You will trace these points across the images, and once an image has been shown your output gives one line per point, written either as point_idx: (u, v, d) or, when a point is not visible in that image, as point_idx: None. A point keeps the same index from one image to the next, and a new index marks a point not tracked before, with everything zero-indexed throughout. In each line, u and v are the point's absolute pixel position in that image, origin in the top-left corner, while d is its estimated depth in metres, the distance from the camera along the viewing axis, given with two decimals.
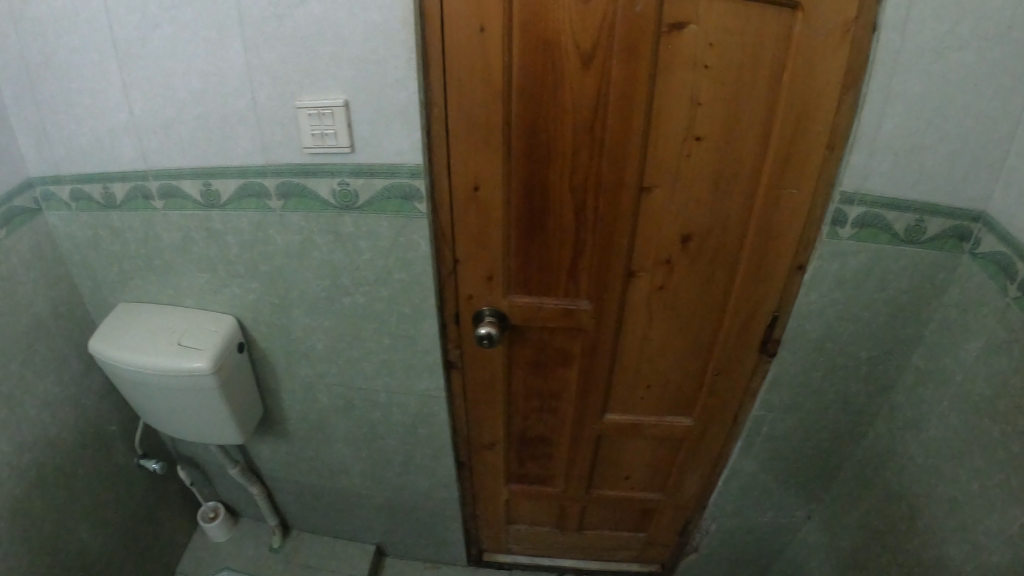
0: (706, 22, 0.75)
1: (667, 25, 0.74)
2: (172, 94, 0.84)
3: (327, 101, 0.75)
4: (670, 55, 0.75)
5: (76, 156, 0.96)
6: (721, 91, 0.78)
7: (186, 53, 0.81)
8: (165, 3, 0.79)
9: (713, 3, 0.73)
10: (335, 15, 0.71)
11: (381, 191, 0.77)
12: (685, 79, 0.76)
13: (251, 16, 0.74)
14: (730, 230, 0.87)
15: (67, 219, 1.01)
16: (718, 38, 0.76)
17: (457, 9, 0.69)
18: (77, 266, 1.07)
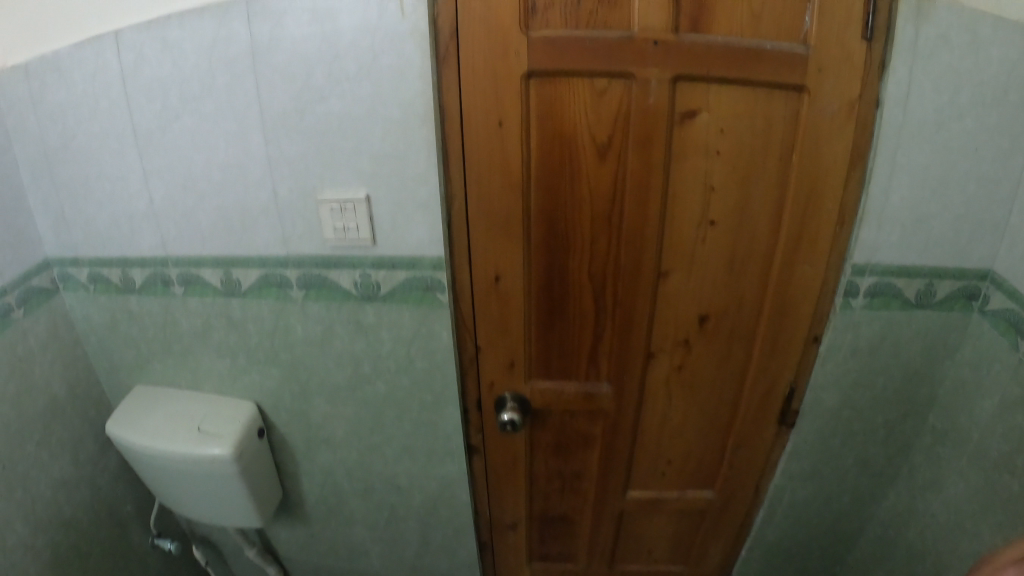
0: (716, 111, 0.77)
1: (679, 115, 0.76)
2: (193, 184, 0.86)
3: (349, 196, 0.77)
4: (683, 143, 0.77)
5: (94, 240, 0.97)
6: (734, 176, 0.80)
7: (208, 144, 0.83)
8: (187, 95, 0.82)
9: (722, 92, 0.76)
10: (356, 108, 0.73)
11: (404, 283, 0.79)
12: (699, 166, 0.78)
13: (276, 111, 0.77)
14: (746, 306, 0.88)
15: (85, 300, 1.02)
16: (729, 125, 0.78)
17: (477, 109, 0.71)
18: (93, 345, 1.07)
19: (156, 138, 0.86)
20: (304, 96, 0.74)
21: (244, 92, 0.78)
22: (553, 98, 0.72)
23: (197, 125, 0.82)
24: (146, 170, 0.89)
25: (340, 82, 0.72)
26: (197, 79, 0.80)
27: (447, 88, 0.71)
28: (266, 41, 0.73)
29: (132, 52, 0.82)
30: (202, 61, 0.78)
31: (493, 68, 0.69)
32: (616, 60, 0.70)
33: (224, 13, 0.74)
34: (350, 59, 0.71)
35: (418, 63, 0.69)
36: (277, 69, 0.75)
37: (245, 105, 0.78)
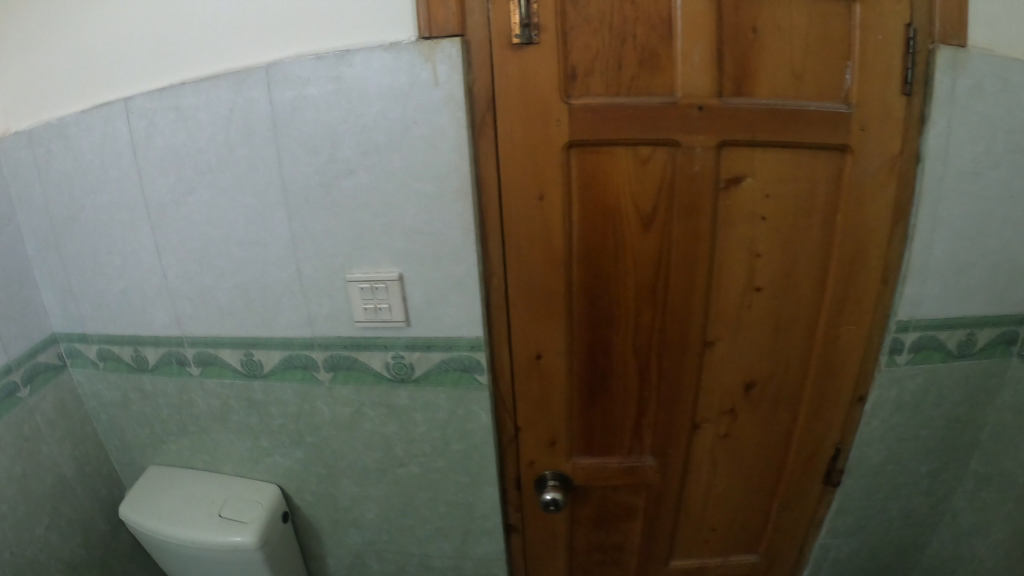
0: (762, 175, 0.74)
1: (725, 181, 0.72)
2: (210, 259, 0.81)
3: (379, 275, 0.71)
4: (728, 209, 0.74)
5: (103, 315, 0.93)
6: (779, 240, 0.77)
7: (224, 218, 0.78)
8: (203, 167, 0.77)
9: (767, 156, 0.73)
10: (387, 184, 0.68)
11: (439, 364, 0.75)
12: (744, 232, 0.75)
13: (297, 185, 0.72)
14: (792, 370, 0.85)
15: (94, 377, 0.98)
16: (775, 189, 0.75)
17: (517, 183, 0.67)
18: (104, 422, 1.02)
19: (170, 212, 0.82)
20: (330, 169, 0.69)
21: (265, 164, 0.73)
22: (595, 170, 0.68)
23: (215, 200, 0.77)
24: (160, 246, 0.84)
25: (370, 155, 0.67)
26: (213, 151, 0.75)
27: (484, 161, 0.66)
28: (288, 112, 0.69)
29: (143, 122, 0.77)
30: (219, 132, 0.74)
31: (533, 140, 0.65)
32: (660, 128, 0.67)
33: (242, 81, 0.70)
34: (379, 128, 0.66)
35: (453, 133, 0.65)
36: (298, 140, 0.70)
37: (265, 178, 0.73)
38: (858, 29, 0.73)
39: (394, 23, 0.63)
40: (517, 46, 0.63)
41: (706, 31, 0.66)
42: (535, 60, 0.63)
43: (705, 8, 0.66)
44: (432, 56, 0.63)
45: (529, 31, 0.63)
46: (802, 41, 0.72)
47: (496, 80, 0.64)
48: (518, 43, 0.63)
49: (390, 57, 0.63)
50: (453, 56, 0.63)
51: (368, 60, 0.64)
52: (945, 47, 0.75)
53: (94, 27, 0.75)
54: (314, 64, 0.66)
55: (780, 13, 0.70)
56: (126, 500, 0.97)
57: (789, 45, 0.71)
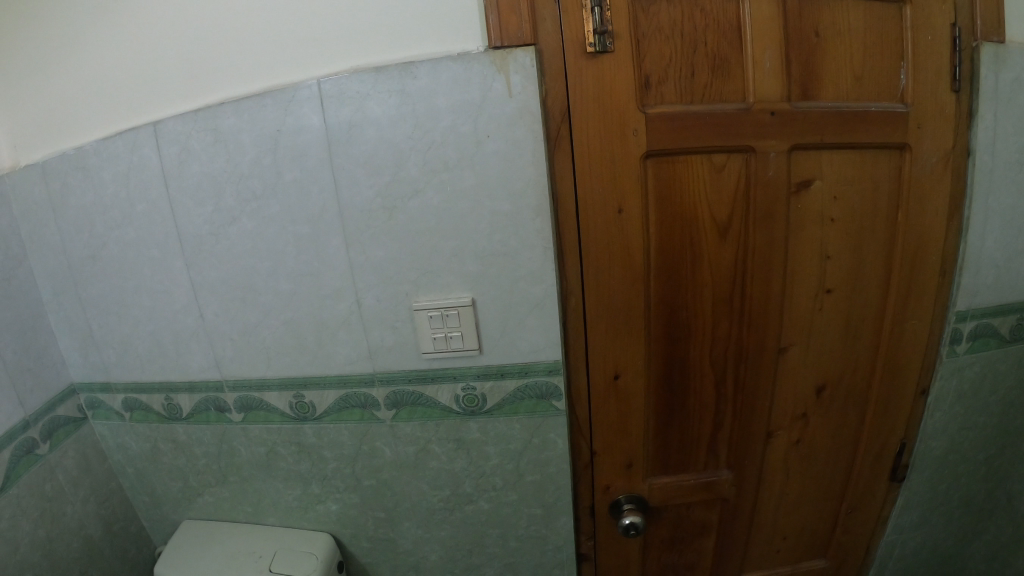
0: (829, 178, 0.73)
1: (795, 185, 0.71)
2: (253, 295, 0.75)
3: (449, 301, 0.66)
4: (798, 214, 0.73)
5: (131, 361, 0.87)
6: (848, 241, 0.76)
7: (268, 250, 0.72)
8: (244, 196, 0.71)
9: (834, 158, 0.72)
10: (458, 204, 0.64)
11: (513, 392, 0.71)
12: (815, 235, 0.74)
13: (354, 212, 0.66)
14: (860, 370, 0.83)
15: (120, 429, 0.92)
16: (842, 191, 0.74)
17: (595, 198, 0.64)
18: (133, 477, 0.96)
19: (207, 246, 0.76)
20: (393, 191, 0.64)
21: (319, 187, 0.66)
22: (670, 181, 0.66)
23: (261, 230, 0.71)
24: (195, 285, 0.78)
25: (438, 174, 0.63)
26: (258, 176, 0.69)
27: (560, 178, 0.63)
28: (345, 132, 0.63)
29: (176, 150, 0.72)
30: (266, 156, 0.68)
31: (610, 154, 0.63)
32: (735, 135, 0.66)
33: (290, 99, 0.64)
34: (449, 143, 0.62)
35: (529, 148, 0.61)
36: (358, 161, 0.64)
37: (319, 204, 0.67)
38: (914, 26, 0.72)
39: (461, 32, 0.59)
40: (592, 54, 0.61)
41: (775, 36, 0.65)
42: (611, 69, 0.61)
43: (774, 14, 0.65)
44: (505, 66, 0.59)
45: (603, 39, 0.60)
46: (861, 43, 0.71)
47: (571, 92, 0.61)
48: (593, 50, 0.60)
49: (459, 69, 0.60)
50: (527, 66, 0.59)
51: (434, 71, 0.60)
52: (987, 44, 0.74)
53: (120, 49, 0.70)
54: (374, 78, 0.61)
55: (840, 16, 0.70)
56: (157, 565, 0.89)
57: (848, 45, 0.71)
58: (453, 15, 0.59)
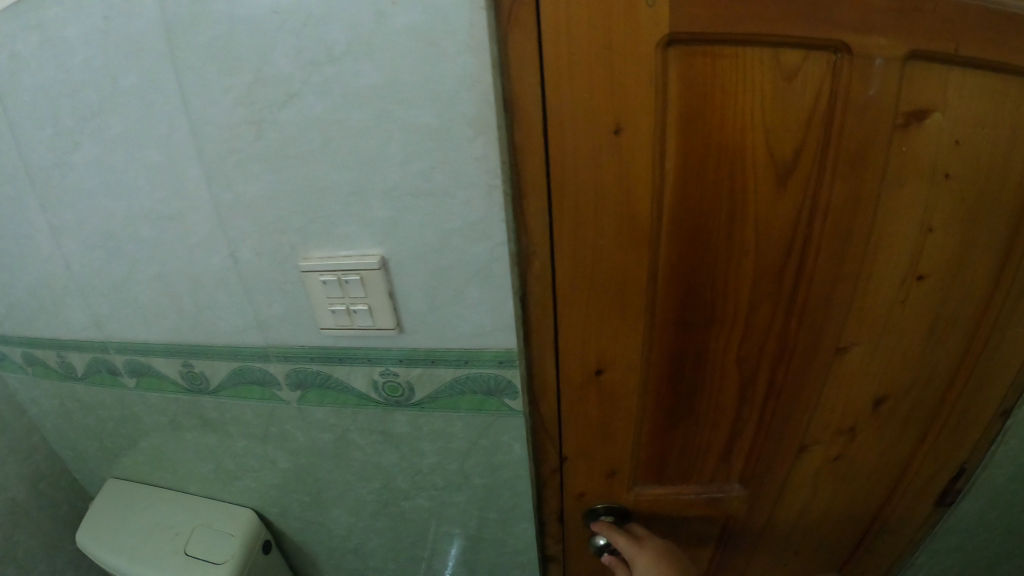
0: (960, 108, 0.46)
1: (903, 116, 0.46)
2: (118, 244, 0.56)
3: (348, 261, 0.46)
4: (899, 159, 0.48)
5: (18, 314, 0.70)
6: (964, 208, 0.50)
7: (120, 186, 0.52)
8: (82, 113, 0.50)
9: (968, 79, 0.45)
10: (353, 115, 0.41)
11: (449, 385, 0.52)
12: (917, 194, 0.49)
13: (210, 135, 0.45)
14: (936, 382, 0.60)
15: (29, 385, 0.78)
16: (975, 130, 0.47)
17: (579, 113, 0.40)
18: (52, 431, 0.83)
19: (57, 180, 0.55)
20: (257, 98, 0.42)
21: (162, 98, 0.45)
22: (705, 93, 0.42)
23: (108, 160, 0.51)
24: (55, 232, 0.59)
25: (320, 69, 0.40)
26: (93, 85, 0.47)
27: (518, 76, 0.39)
28: (184, 7, 0.40)
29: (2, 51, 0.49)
30: (97, 57, 0.46)
31: (607, 41, 0.38)
32: (826, 21, 0.40)
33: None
34: (336, 19, 0.38)
35: (467, 25, 0.37)
36: (201, 52, 0.42)
37: (166, 126, 0.47)
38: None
39: None
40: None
41: None
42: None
43: None
44: None
45: None
46: None
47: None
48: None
49: None
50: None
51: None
52: None
53: None
54: None
55: None
56: (80, 527, 0.81)
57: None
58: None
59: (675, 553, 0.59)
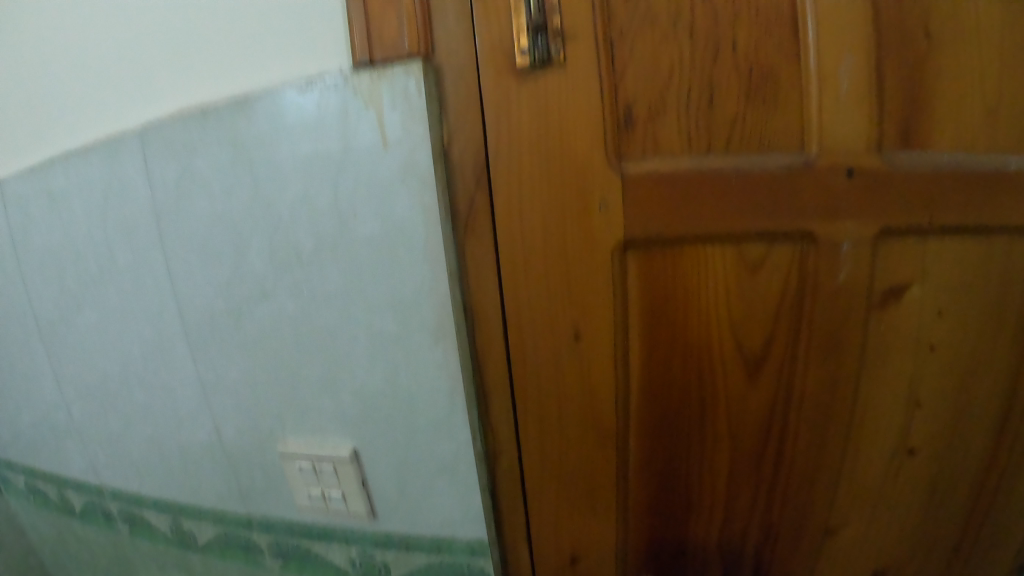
0: (935, 286, 0.54)
1: (879, 297, 0.53)
2: (113, 400, 0.61)
3: (324, 454, 0.49)
4: (882, 334, 0.54)
5: (23, 444, 0.75)
6: (949, 377, 0.56)
7: (112, 348, 0.59)
8: (84, 278, 0.58)
9: (938, 265, 0.53)
10: (323, 313, 0.46)
11: (424, 568, 0.51)
12: (904, 364, 0.55)
13: (191, 317, 0.51)
14: (938, 545, 0.61)
15: (30, 511, 0.80)
16: (949, 306, 0.54)
17: (535, 318, 0.43)
18: (49, 557, 0.84)
19: (61, 336, 0.63)
20: (236, 294, 0.48)
21: (152, 275, 0.53)
22: (670, 294, 0.45)
23: (105, 325, 0.58)
24: (58, 376, 0.66)
25: (291, 271, 0.46)
26: (95, 258, 0.57)
27: (478, 289, 0.43)
28: (173, 202, 0.50)
29: (19, 211, 0.62)
30: (99, 231, 0.56)
31: (563, 253, 0.43)
32: (789, 214, 0.45)
33: (114, 153, 0.53)
34: (301, 227, 0.45)
35: (422, 241, 0.43)
36: (189, 244, 0.49)
37: (154, 303, 0.53)
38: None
39: (317, 50, 0.43)
40: (525, 69, 0.41)
41: (861, 39, 0.46)
42: (557, 89, 0.41)
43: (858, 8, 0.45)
44: (376, 96, 0.42)
45: (544, 49, 0.41)
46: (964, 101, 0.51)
47: (489, 128, 0.42)
48: (525, 64, 0.41)
49: (310, 101, 0.43)
50: (409, 93, 0.41)
51: (275, 109, 0.45)
52: None
53: None
54: (202, 124, 0.48)
55: (940, 55, 0.51)
56: None
57: (925, 72, 0.50)
58: (310, 26, 0.43)
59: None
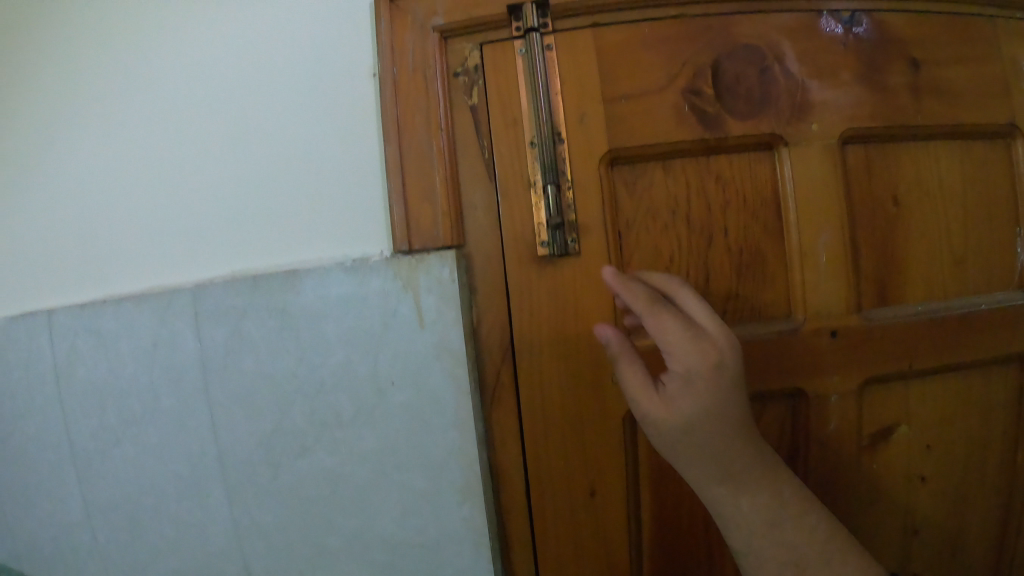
0: (920, 420, 0.59)
1: (869, 436, 0.58)
2: (141, 529, 0.64)
3: None
4: (878, 470, 0.58)
5: (39, 561, 0.76)
6: (943, 504, 0.60)
7: (146, 480, 0.63)
8: (125, 414, 0.63)
9: (920, 400, 0.59)
10: (359, 468, 0.51)
11: None
12: (900, 495, 0.59)
13: (232, 461, 0.56)
14: None
15: None
16: (935, 436, 0.59)
17: (553, 472, 0.50)
18: None
19: (95, 463, 0.67)
20: (278, 445, 0.53)
21: (196, 420, 0.57)
22: None
23: (142, 458, 0.62)
24: (85, 500, 0.68)
25: (330, 429, 0.51)
26: (137, 398, 0.61)
27: (502, 446, 0.49)
28: (220, 358, 0.55)
29: (65, 345, 0.66)
30: (143, 374, 0.60)
31: (578, 414, 0.49)
32: (778, 374, 0.53)
33: (162, 307, 0.58)
34: (342, 392, 0.51)
35: (453, 409, 0.48)
36: (235, 397, 0.55)
37: (195, 445, 0.58)
38: (965, 206, 0.60)
39: (363, 236, 0.50)
40: (545, 258, 0.48)
41: (834, 219, 0.53)
42: (572, 276, 0.48)
43: (829, 192, 0.53)
44: (413, 280, 0.48)
45: (564, 239, 0.47)
46: (926, 257, 0.58)
47: (512, 311, 0.48)
48: (545, 254, 0.47)
49: (352, 279, 0.49)
50: (444, 281, 0.47)
51: (322, 284, 0.50)
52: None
53: (47, 229, 0.67)
54: (251, 292, 0.53)
55: (905, 218, 0.58)
56: None
57: (894, 236, 0.58)
58: (360, 216, 0.51)
59: (724, 421, 0.40)
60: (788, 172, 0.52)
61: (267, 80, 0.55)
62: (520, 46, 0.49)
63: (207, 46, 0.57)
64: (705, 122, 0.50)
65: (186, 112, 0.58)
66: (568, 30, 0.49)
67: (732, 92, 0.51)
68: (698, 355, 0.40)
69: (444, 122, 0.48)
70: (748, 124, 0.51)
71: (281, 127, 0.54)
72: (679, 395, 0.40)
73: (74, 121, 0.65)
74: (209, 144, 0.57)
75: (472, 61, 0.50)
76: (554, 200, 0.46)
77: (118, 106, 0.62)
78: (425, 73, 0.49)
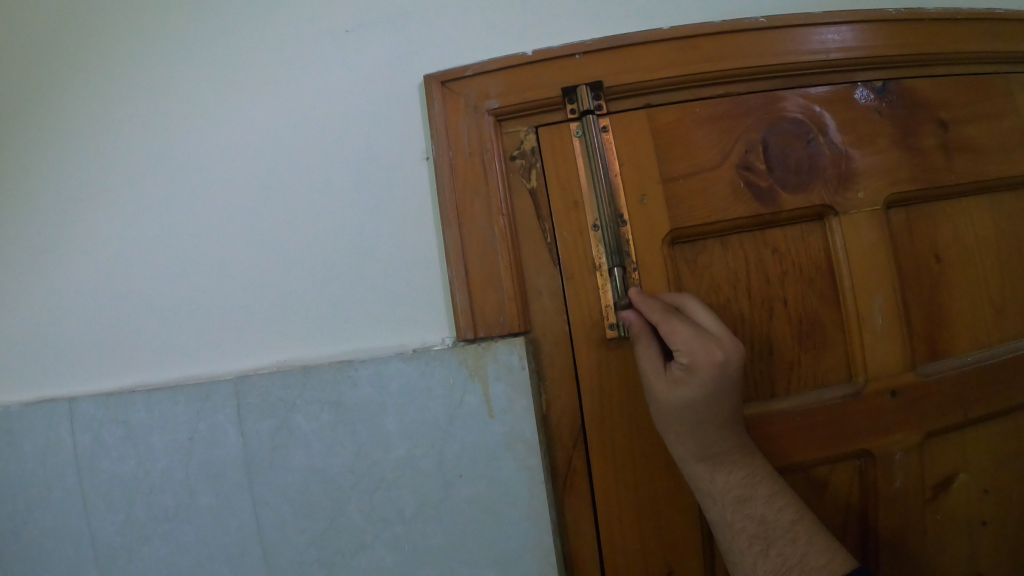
0: (978, 468, 0.59)
1: (932, 488, 0.57)
2: None
3: None
4: (943, 523, 0.57)
5: None
6: (1011, 554, 0.59)
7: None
8: (155, 509, 0.58)
9: (976, 446, 0.59)
10: (423, 565, 0.49)
11: None
12: (965, 545, 0.58)
13: (280, 560, 0.53)
14: None
15: None
16: (993, 482, 0.59)
17: (630, 555, 0.48)
18: None
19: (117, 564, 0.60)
20: (332, 542, 0.51)
21: (240, 518, 0.54)
22: None
23: (174, 557, 0.58)
24: None
25: (391, 525, 0.49)
26: (172, 492, 0.57)
27: (576, 532, 0.48)
28: (268, 452, 0.52)
29: (88, 431, 0.60)
30: (178, 467, 0.56)
31: (652, 493, 0.48)
32: (844, 437, 0.52)
33: (201, 398, 0.55)
34: (405, 485, 0.49)
35: (525, 498, 0.47)
36: (284, 492, 0.52)
37: (237, 543, 0.54)
38: (1004, 254, 0.60)
39: (425, 323, 0.50)
40: (612, 339, 0.48)
41: (887, 280, 0.54)
42: None
43: (880, 253, 0.54)
44: (481, 368, 0.47)
45: None
46: (971, 307, 0.59)
47: (582, 392, 0.48)
48: (613, 335, 0.48)
49: (414, 369, 0.48)
50: (513, 368, 0.46)
51: (380, 374, 0.49)
52: None
53: (61, 308, 0.63)
54: (302, 382, 0.51)
55: (949, 271, 0.59)
56: None
57: (939, 289, 0.58)
58: (420, 300, 0.50)
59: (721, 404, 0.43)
60: (838, 236, 0.53)
61: (314, 164, 0.54)
62: (575, 128, 0.50)
63: (248, 127, 0.56)
64: (758, 197, 0.51)
65: (225, 193, 0.56)
66: (622, 112, 0.51)
67: (781, 165, 0.52)
68: (707, 354, 0.42)
69: (504, 207, 0.48)
70: (798, 196, 0.52)
71: (329, 210, 0.53)
72: (680, 381, 0.42)
73: (99, 196, 0.61)
74: (249, 225, 0.55)
75: (528, 144, 0.50)
76: (622, 283, 0.47)
77: (149, 184, 0.59)
78: (482, 157, 0.49)
